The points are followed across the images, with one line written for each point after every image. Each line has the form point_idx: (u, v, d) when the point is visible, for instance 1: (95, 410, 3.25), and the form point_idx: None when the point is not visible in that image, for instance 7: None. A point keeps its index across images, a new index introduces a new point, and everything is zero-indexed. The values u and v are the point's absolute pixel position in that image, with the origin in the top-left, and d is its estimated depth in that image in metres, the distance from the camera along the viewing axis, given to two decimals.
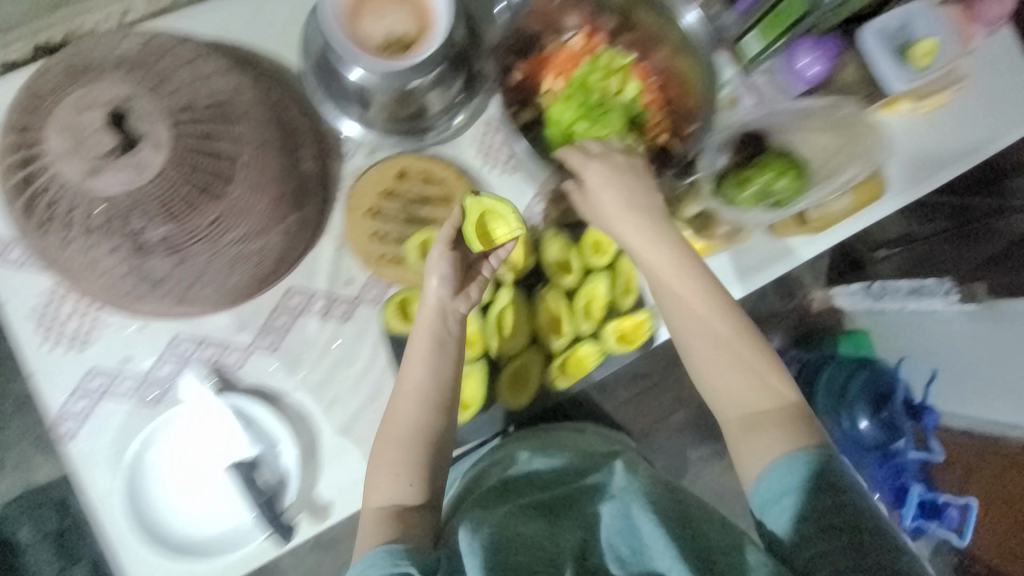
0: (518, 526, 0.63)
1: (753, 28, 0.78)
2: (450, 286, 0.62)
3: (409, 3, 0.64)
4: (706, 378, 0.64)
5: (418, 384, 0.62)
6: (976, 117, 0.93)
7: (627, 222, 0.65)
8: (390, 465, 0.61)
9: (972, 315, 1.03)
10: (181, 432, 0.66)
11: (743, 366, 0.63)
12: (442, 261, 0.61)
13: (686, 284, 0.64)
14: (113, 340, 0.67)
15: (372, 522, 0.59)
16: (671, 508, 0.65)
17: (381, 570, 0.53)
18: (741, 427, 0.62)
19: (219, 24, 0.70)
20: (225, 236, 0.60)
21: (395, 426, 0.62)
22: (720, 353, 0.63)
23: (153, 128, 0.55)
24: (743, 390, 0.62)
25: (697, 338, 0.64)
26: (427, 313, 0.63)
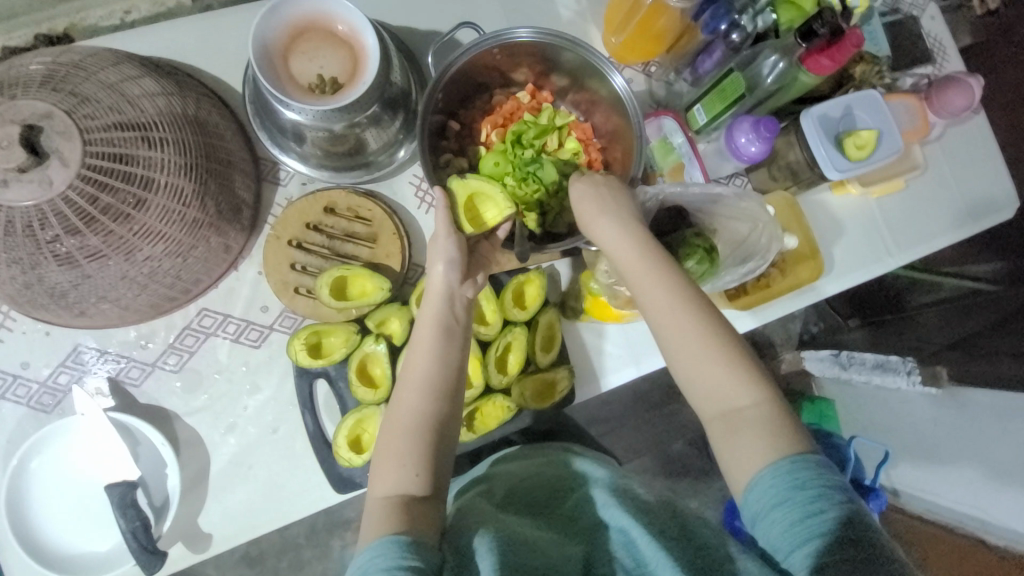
0: (523, 531, 0.60)
1: (701, 98, 0.79)
2: (457, 270, 0.63)
3: (346, 47, 0.64)
4: (684, 373, 0.56)
5: (424, 372, 0.60)
6: (924, 207, 0.93)
7: (607, 222, 0.61)
8: (395, 452, 0.57)
9: (936, 399, 1.11)
10: (67, 445, 0.65)
11: (724, 362, 0.55)
12: (447, 247, 0.63)
13: (663, 275, 0.58)
14: (17, 344, 0.68)
15: (378, 514, 0.54)
16: (671, 527, 0.61)
17: (388, 564, 0.49)
18: (722, 426, 0.54)
19: (174, 47, 0.75)
20: (135, 254, 0.62)
21: (399, 416, 0.59)
22: (708, 349, 0.55)
23: (65, 146, 0.56)
24: (729, 383, 0.55)
25: (675, 322, 0.56)
26: (433, 299, 0.62)
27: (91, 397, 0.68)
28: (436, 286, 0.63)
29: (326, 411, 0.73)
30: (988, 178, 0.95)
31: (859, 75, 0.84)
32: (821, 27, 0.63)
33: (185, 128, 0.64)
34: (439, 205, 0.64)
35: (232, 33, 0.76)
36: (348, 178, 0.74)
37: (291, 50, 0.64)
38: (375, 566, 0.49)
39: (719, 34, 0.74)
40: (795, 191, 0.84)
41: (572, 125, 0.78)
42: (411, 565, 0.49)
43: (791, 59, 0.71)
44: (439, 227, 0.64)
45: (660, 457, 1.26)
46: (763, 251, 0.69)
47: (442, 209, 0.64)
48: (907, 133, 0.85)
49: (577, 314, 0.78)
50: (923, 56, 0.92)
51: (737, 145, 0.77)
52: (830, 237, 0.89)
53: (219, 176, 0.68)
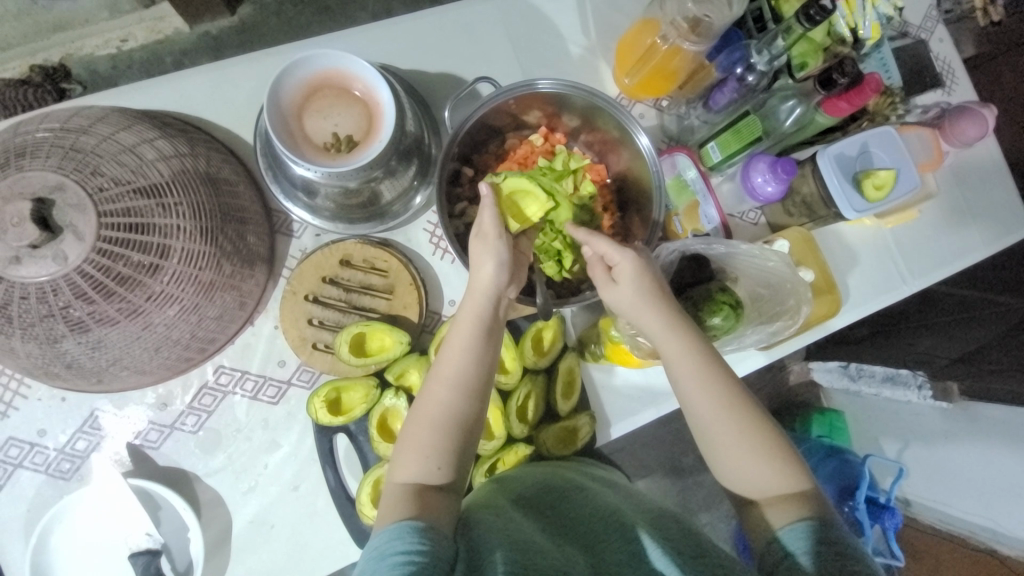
0: (536, 531, 0.54)
1: (715, 137, 0.78)
2: (507, 273, 0.60)
3: (360, 103, 0.64)
4: (722, 458, 0.58)
5: (457, 370, 0.58)
6: (941, 235, 0.90)
7: (649, 317, 0.59)
8: (419, 443, 0.56)
9: (945, 412, 1.06)
10: (85, 514, 0.66)
11: (765, 442, 0.58)
12: (498, 247, 0.60)
13: (711, 373, 0.58)
14: (34, 410, 0.69)
15: (394, 500, 0.54)
16: (686, 544, 0.52)
17: (404, 548, 0.47)
18: (765, 507, 0.56)
19: (182, 102, 0.74)
20: (150, 320, 0.60)
21: (426, 407, 0.57)
22: (752, 446, 0.57)
23: (79, 220, 0.54)
24: (770, 474, 0.57)
25: (722, 421, 0.58)
26: (478, 297, 0.60)
27: (112, 465, 0.70)
28: (482, 283, 0.60)
29: (346, 465, 0.72)
30: (1006, 200, 0.93)
31: (873, 107, 0.85)
32: (841, 75, 0.64)
33: (197, 189, 0.62)
34: (488, 206, 0.61)
35: (242, 85, 0.75)
36: (363, 229, 0.74)
37: (305, 109, 0.64)
38: (393, 550, 0.47)
39: (733, 74, 0.74)
40: (811, 226, 0.83)
41: (587, 167, 0.77)
42: (426, 552, 0.47)
43: (809, 103, 0.72)
44: (488, 225, 0.60)
45: (674, 476, 1.25)
46: (791, 312, 0.71)
47: (492, 209, 0.60)
48: (922, 166, 0.85)
49: (597, 357, 0.77)
50: (933, 80, 0.91)
51: (752, 185, 0.78)
52: (845, 267, 0.87)
53: (233, 233, 0.66)
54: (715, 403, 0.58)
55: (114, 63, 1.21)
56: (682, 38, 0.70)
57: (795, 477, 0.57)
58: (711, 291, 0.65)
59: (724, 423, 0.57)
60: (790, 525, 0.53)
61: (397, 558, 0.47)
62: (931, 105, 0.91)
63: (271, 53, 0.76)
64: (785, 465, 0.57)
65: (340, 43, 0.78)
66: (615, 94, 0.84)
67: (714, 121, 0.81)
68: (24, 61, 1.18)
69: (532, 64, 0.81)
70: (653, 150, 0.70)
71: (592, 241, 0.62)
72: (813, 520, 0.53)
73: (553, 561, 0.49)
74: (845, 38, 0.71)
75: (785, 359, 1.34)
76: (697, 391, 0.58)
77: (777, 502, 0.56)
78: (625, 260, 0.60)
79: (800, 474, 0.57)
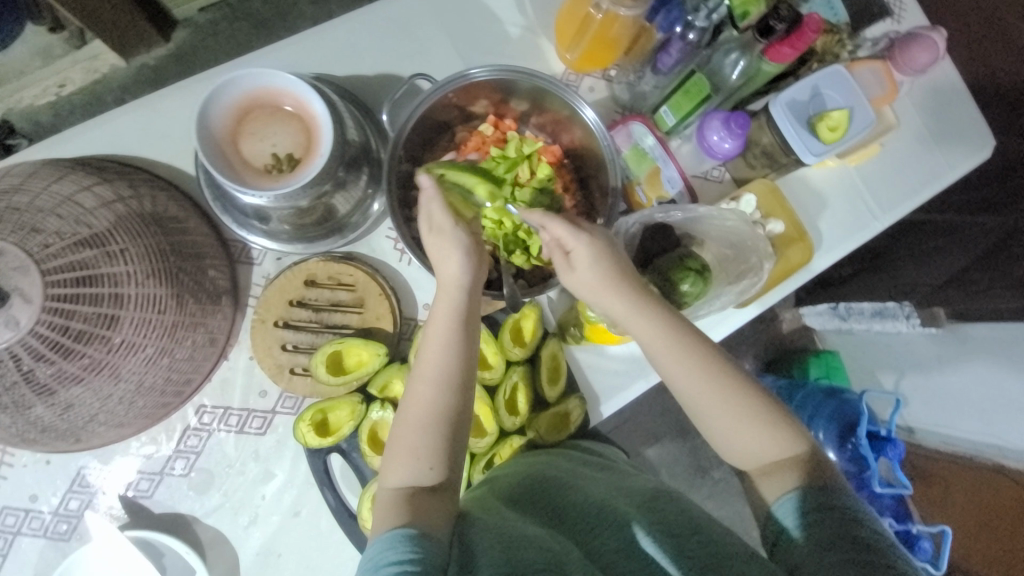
0: (533, 529, 0.52)
1: (667, 100, 0.77)
2: (473, 265, 0.60)
3: (296, 118, 0.62)
4: (714, 429, 0.58)
5: (437, 366, 0.57)
6: (906, 166, 0.90)
7: (615, 301, 0.57)
8: (407, 446, 0.56)
9: (934, 337, 1.09)
10: (89, 573, 0.66)
11: (745, 406, 0.57)
12: (456, 236, 0.60)
13: (682, 342, 0.57)
14: (20, 478, 0.68)
15: (388, 506, 0.53)
16: (682, 523, 0.52)
17: (398, 558, 0.47)
18: (758, 480, 0.56)
19: (119, 143, 0.72)
20: (117, 372, 0.59)
21: (411, 409, 0.56)
22: (739, 410, 0.57)
23: (21, 283, 0.52)
24: (763, 438, 0.56)
25: (705, 389, 0.57)
26: (450, 290, 0.59)
27: (109, 520, 0.69)
28: (449, 278, 0.59)
29: (344, 483, 0.72)
30: (968, 121, 0.92)
31: (822, 47, 0.82)
32: (778, 20, 0.64)
33: (144, 231, 0.61)
34: (435, 197, 0.60)
35: (176, 116, 0.73)
36: (324, 246, 0.72)
37: (240, 133, 0.62)
38: (385, 560, 0.47)
39: (674, 33, 0.72)
40: (774, 177, 0.83)
41: (541, 149, 0.76)
42: (419, 560, 0.47)
43: (752, 54, 0.71)
44: (440, 217, 0.60)
45: (680, 440, 1.26)
46: (757, 266, 0.71)
47: (438, 201, 0.60)
48: (876, 100, 0.85)
49: (578, 339, 0.77)
50: (880, 10, 0.89)
51: (709, 144, 0.77)
52: (814, 212, 0.86)
53: (191, 270, 0.64)
54: (690, 369, 0.57)
55: (55, 110, 1.17)
56: (617, 5, 0.68)
57: (791, 438, 0.57)
58: (677, 258, 0.65)
59: (705, 391, 0.57)
60: (781, 499, 0.53)
61: (390, 568, 0.47)
62: (881, 35, 0.89)
63: (200, 78, 0.73)
64: (776, 427, 0.57)
65: (271, 58, 0.75)
66: (561, 71, 0.82)
67: (663, 84, 0.79)
68: None
69: (472, 51, 0.79)
70: (602, 125, 0.69)
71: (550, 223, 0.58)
72: (805, 487, 0.53)
73: (548, 556, 0.48)
74: None
75: (774, 308, 1.35)
76: (672, 367, 0.57)
77: (771, 469, 0.56)
78: (583, 244, 0.58)
79: (792, 434, 0.57)
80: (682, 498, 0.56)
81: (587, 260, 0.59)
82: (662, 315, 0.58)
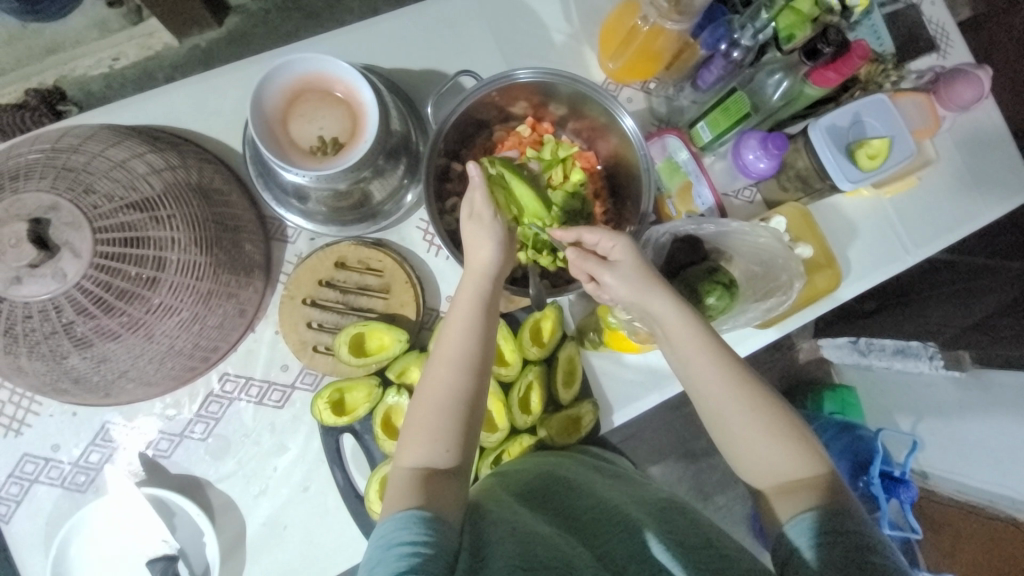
0: (539, 526, 0.53)
1: (704, 117, 0.77)
2: (501, 254, 0.62)
3: (343, 104, 0.64)
4: (732, 441, 0.58)
5: (459, 350, 0.58)
6: (942, 202, 0.88)
7: (648, 304, 0.58)
8: (427, 427, 0.56)
9: (958, 381, 1.04)
10: (103, 524, 0.68)
11: (767, 421, 0.57)
12: (494, 226, 0.62)
13: (712, 350, 0.58)
14: (46, 427, 0.71)
15: (401, 485, 0.54)
16: (691, 535, 0.52)
17: (411, 539, 0.48)
18: (773, 498, 0.56)
19: (171, 115, 0.75)
20: (152, 332, 0.61)
21: (431, 390, 0.57)
22: (761, 424, 0.57)
23: (73, 238, 0.55)
24: (783, 455, 0.56)
25: (728, 399, 0.57)
26: (475, 277, 0.61)
27: (125, 475, 0.71)
28: (478, 265, 0.61)
29: (354, 464, 0.73)
30: (1012, 162, 0.90)
31: (865, 76, 0.83)
32: (826, 44, 0.64)
33: (190, 200, 0.63)
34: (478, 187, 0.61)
35: (228, 94, 0.76)
36: (356, 230, 0.74)
37: (289, 113, 0.64)
38: (398, 540, 0.48)
39: (718, 51, 0.73)
40: (807, 201, 0.83)
41: (576, 155, 0.77)
42: (431, 544, 0.48)
43: (796, 75, 0.71)
44: (481, 207, 0.62)
45: (686, 460, 1.25)
46: (784, 288, 0.70)
47: (481, 190, 0.61)
48: (918, 132, 0.84)
49: (596, 345, 0.77)
50: (927, 44, 0.89)
51: (745, 163, 0.77)
52: (844, 241, 0.86)
53: (229, 242, 0.67)
54: (718, 378, 0.57)
55: (107, 82, 1.22)
56: (664, 19, 0.69)
57: (811, 459, 0.56)
58: (705, 272, 0.65)
59: (729, 401, 0.57)
60: (794, 518, 0.53)
61: (403, 548, 0.47)
62: (926, 69, 0.88)
63: (253, 60, 0.76)
64: (796, 446, 0.57)
65: (322, 46, 0.78)
66: (601, 80, 0.84)
67: (702, 100, 0.81)
68: (19, 85, 1.20)
69: (515, 54, 0.81)
70: (640, 134, 0.70)
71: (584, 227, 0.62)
72: (822, 509, 0.52)
73: (554, 555, 0.48)
74: (834, 7, 0.68)
75: (792, 336, 1.33)
76: (698, 374, 0.58)
77: (788, 488, 0.55)
78: (619, 245, 0.60)
79: (812, 454, 0.57)
80: (693, 511, 0.57)
81: (615, 265, 0.59)
82: (692, 322, 0.58)
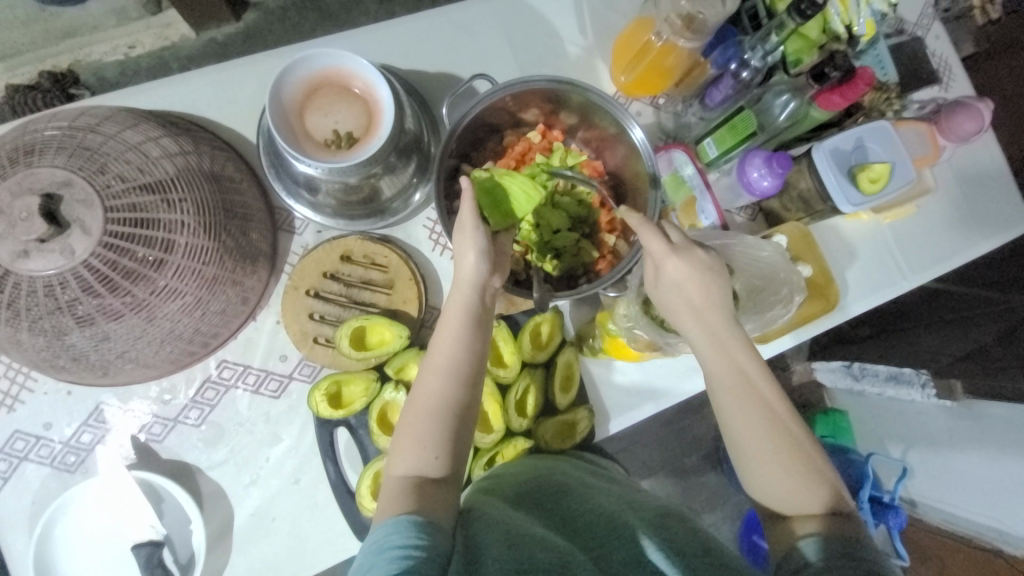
0: (541, 530, 0.53)
1: (711, 133, 0.79)
2: (489, 262, 0.61)
3: (360, 99, 0.66)
4: (747, 463, 0.58)
5: (449, 359, 0.58)
6: (940, 230, 0.90)
7: (692, 324, 0.58)
8: (417, 435, 0.56)
9: (950, 411, 1.05)
10: (90, 506, 0.67)
11: (783, 447, 0.56)
12: (476, 236, 0.60)
13: (749, 374, 0.58)
14: (39, 404, 0.70)
15: (393, 492, 0.54)
16: (686, 543, 0.52)
17: (401, 543, 0.48)
18: (785, 519, 0.56)
19: (187, 102, 0.76)
20: (155, 313, 0.61)
21: (421, 400, 0.58)
22: (778, 451, 0.56)
23: (85, 215, 0.55)
24: (804, 486, 0.56)
25: (745, 423, 0.57)
26: (461, 288, 0.60)
27: (116, 458, 0.71)
28: (466, 274, 0.61)
29: (346, 459, 0.73)
30: (1007, 195, 0.92)
31: (868, 103, 0.85)
32: (833, 69, 0.65)
33: (201, 185, 0.64)
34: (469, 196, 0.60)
35: (245, 85, 0.77)
36: (363, 225, 0.75)
37: (306, 106, 0.65)
38: (390, 544, 0.48)
39: (728, 70, 0.75)
40: (808, 222, 0.84)
41: (583, 163, 0.78)
42: (424, 547, 0.48)
43: (802, 97, 0.72)
44: (468, 215, 0.61)
45: (677, 476, 1.24)
46: (784, 302, 0.72)
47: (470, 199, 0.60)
48: (918, 160, 0.86)
49: (595, 352, 0.78)
50: (929, 76, 0.91)
51: (749, 180, 0.78)
52: (843, 263, 0.87)
53: (236, 229, 0.67)
54: (752, 404, 0.57)
55: (122, 69, 1.23)
56: (677, 35, 0.71)
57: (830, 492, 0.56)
58: None
59: (759, 427, 0.57)
60: (809, 538, 0.53)
61: (394, 552, 0.47)
62: (928, 100, 0.91)
63: (272, 53, 0.78)
64: (817, 478, 0.56)
65: (341, 44, 0.79)
66: (612, 92, 0.85)
67: (710, 117, 0.82)
68: (34, 67, 1.21)
69: (529, 62, 0.82)
70: (648, 145, 0.71)
71: (644, 233, 0.59)
72: (835, 534, 0.53)
73: (553, 556, 0.49)
74: (840, 35, 0.72)
75: (787, 357, 1.34)
76: (725, 396, 0.58)
77: (804, 514, 0.55)
78: (671, 263, 0.58)
79: (830, 487, 0.56)
80: (689, 521, 0.57)
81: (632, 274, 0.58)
82: (718, 341, 0.58)
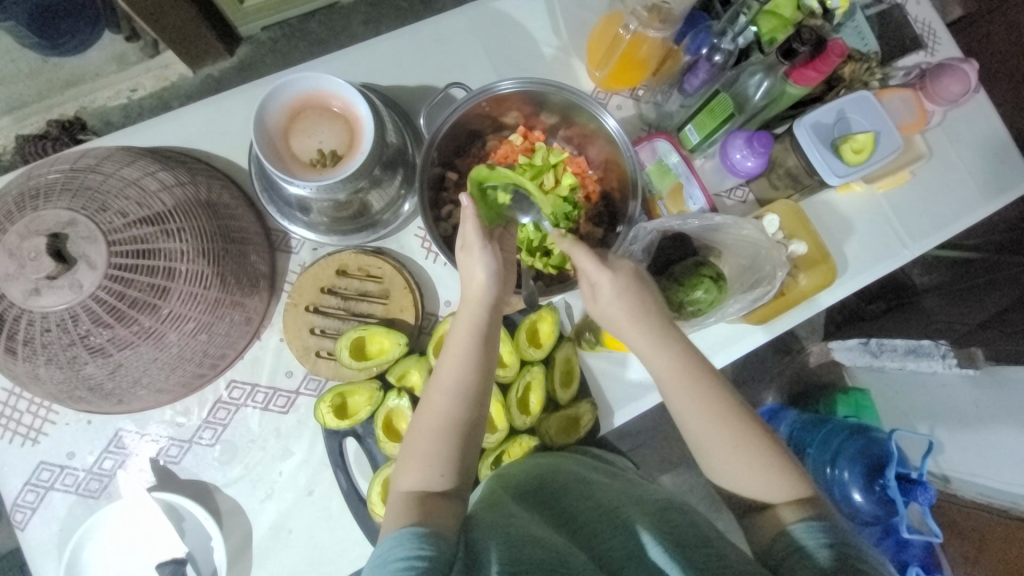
0: (540, 530, 0.53)
1: (691, 119, 0.79)
2: (496, 281, 0.61)
3: (342, 119, 0.68)
4: (727, 469, 0.57)
5: (454, 381, 0.58)
6: (938, 197, 0.89)
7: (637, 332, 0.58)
8: (422, 453, 0.57)
9: (973, 380, 1.00)
10: (111, 530, 0.70)
11: (761, 448, 0.57)
12: (485, 254, 0.61)
13: (707, 373, 0.58)
14: (61, 435, 0.73)
15: (396, 508, 0.55)
16: (687, 534, 0.52)
17: (405, 554, 0.48)
18: (781, 506, 0.55)
19: (183, 135, 0.80)
20: (162, 339, 0.64)
21: (426, 419, 0.58)
22: (758, 454, 0.57)
23: (89, 250, 0.58)
24: (774, 480, 0.56)
25: (727, 426, 0.57)
26: (472, 308, 0.60)
27: (136, 481, 0.73)
28: (477, 292, 0.61)
29: (356, 467, 0.75)
30: (1005, 157, 0.91)
31: (849, 75, 0.84)
32: (801, 44, 0.65)
33: (198, 214, 0.66)
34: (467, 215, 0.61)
35: (237, 114, 0.81)
36: (356, 239, 0.77)
37: (290, 130, 0.68)
38: (393, 556, 0.48)
39: (701, 56, 0.75)
40: (798, 199, 0.84)
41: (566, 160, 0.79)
42: (427, 556, 0.48)
43: (776, 75, 0.72)
44: (471, 236, 0.62)
45: (696, 467, 1.23)
46: (768, 278, 0.72)
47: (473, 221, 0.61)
48: (905, 127, 0.85)
49: (593, 345, 0.79)
50: (912, 43, 0.90)
51: (733, 162, 0.80)
52: (840, 237, 0.86)
53: (234, 254, 0.69)
54: (710, 403, 0.57)
55: (126, 112, 1.28)
56: (646, 27, 0.72)
57: (796, 479, 0.57)
58: (693, 266, 0.68)
59: (722, 426, 0.57)
60: (799, 522, 0.53)
61: (398, 564, 0.48)
62: (912, 66, 0.90)
63: (259, 82, 0.81)
64: (785, 467, 0.57)
65: (324, 67, 0.82)
66: (590, 89, 0.86)
67: (688, 104, 0.81)
68: (41, 117, 1.27)
69: (506, 66, 0.84)
70: (624, 135, 0.72)
71: (574, 252, 0.59)
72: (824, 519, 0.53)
73: (551, 555, 0.49)
74: (814, 10, 0.71)
75: (800, 339, 1.32)
76: (697, 400, 0.57)
77: (785, 504, 0.56)
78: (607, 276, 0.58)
79: (798, 472, 0.57)
80: (692, 512, 0.56)
81: (619, 282, 0.58)
82: (689, 345, 0.59)
